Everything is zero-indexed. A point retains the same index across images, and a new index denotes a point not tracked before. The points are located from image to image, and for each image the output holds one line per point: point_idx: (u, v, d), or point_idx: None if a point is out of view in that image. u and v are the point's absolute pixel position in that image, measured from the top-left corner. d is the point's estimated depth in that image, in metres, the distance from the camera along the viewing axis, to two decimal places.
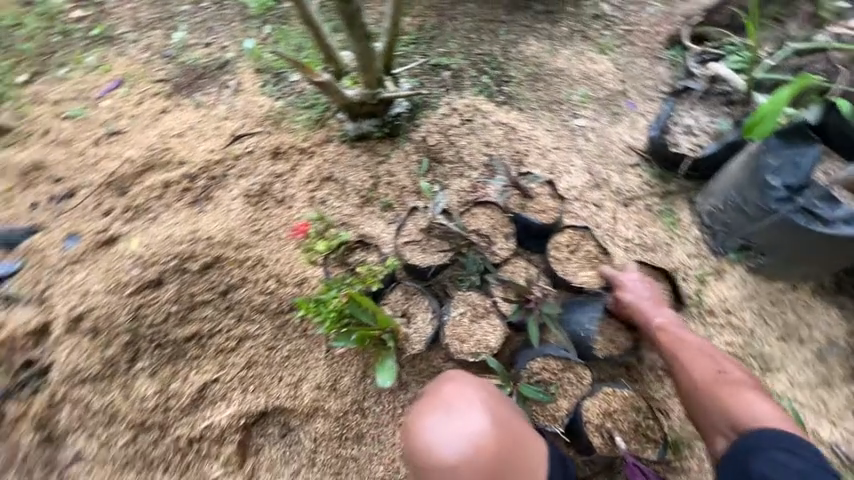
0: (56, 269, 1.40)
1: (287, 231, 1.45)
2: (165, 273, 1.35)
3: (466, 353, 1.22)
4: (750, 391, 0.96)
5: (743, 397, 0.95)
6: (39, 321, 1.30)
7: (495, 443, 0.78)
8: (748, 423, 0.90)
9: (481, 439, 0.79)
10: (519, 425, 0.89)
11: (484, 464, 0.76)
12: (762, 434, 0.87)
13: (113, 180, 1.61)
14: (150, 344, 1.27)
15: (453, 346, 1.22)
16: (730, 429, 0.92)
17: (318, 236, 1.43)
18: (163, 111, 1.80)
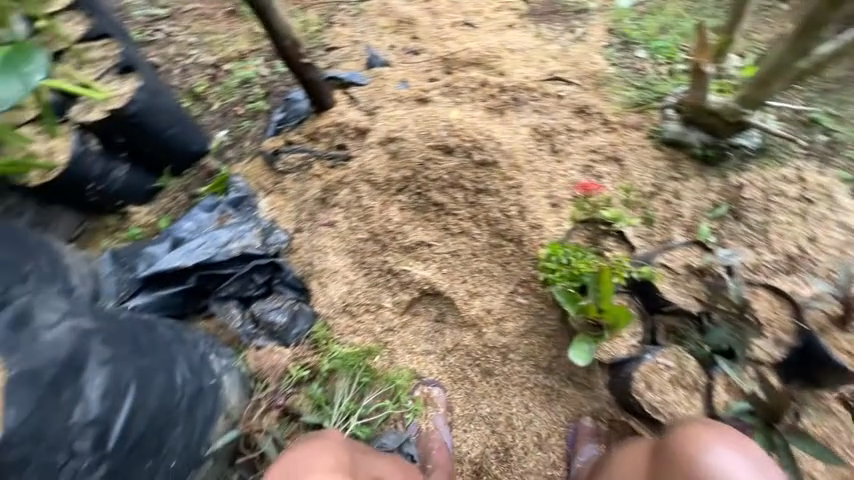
0: (387, 95, 1.73)
1: (575, 185, 1.47)
2: (459, 148, 1.46)
3: (645, 401, 1.21)
4: None
5: None
6: (365, 124, 1.60)
7: None
8: None
9: None
10: None
11: None
12: None
13: (449, 57, 1.90)
14: (417, 189, 1.44)
15: (638, 385, 1.22)
16: None
17: (580, 204, 1.42)
18: (508, 26, 2.02)
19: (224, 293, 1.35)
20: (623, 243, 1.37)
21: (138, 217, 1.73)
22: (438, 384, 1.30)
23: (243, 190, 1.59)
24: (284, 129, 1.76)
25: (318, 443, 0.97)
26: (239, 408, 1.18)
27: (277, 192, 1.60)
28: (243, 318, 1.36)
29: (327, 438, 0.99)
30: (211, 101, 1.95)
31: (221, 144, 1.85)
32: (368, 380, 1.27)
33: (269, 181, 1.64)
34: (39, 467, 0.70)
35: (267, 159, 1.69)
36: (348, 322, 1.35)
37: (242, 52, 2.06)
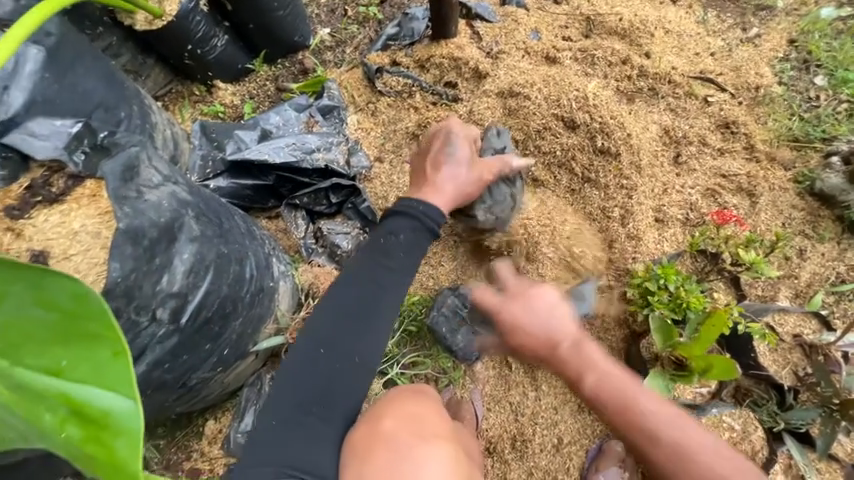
0: (515, 42, 1.53)
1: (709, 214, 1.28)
2: (584, 127, 1.31)
3: None
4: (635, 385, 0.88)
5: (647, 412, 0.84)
6: (485, 68, 1.44)
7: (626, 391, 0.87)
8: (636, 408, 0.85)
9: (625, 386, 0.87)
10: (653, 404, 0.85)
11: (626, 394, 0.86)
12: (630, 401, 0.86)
13: (593, 16, 1.64)
14: (521, 156, 1.32)
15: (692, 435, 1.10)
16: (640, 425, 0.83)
17: (707, 233, 1.24)
18: (671, 0, 1.71)
19: (296, 201, 1.28)
20: (733, 288, 1.21)
21: (222, 94, 1.65)
22: (480, 360, 1.26)
23: (335, 98, 1.47)
24: (392, 46, 1.60)
25: (417, 402, 0.90)
26: (287, 316, 1.16)
27: (368, 112, 1.49)
28: (307, 231, 1.30)
29: (425, 402, 0.92)
30: None
31: (321, 43, 1.71)
32: (413, 330, 1.24)
33: (363, 98, 1.51)
34: (125, 321, 0.73)
35: (367, 74, 1.53)
36: None
37: None
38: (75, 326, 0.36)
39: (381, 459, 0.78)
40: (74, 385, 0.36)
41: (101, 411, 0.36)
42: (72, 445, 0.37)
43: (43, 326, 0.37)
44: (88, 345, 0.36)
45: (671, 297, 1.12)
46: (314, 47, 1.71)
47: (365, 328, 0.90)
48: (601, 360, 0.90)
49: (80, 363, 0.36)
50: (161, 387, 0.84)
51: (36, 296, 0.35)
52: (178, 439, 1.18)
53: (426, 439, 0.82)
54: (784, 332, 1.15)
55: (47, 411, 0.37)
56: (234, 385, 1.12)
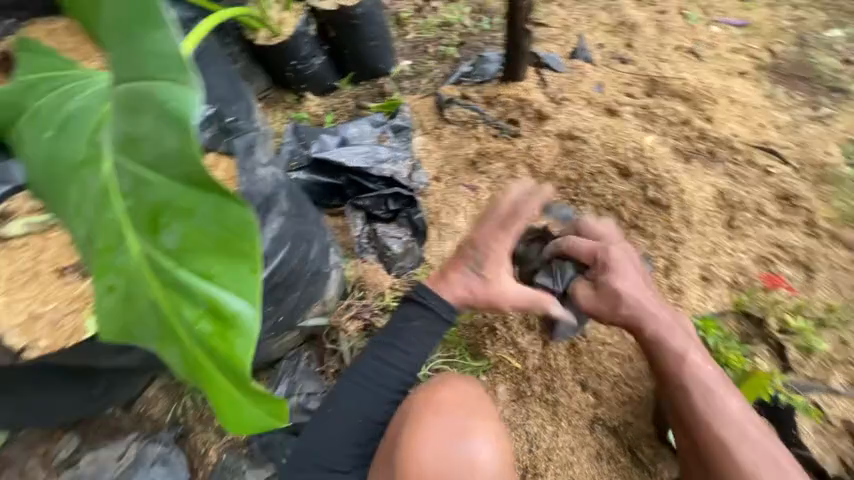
0: (579, 92, 1.64)
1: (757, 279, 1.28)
2: (637, 176, 1.37)
3: None
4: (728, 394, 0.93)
5: (733, 427, 0.89)
6: (548, 111, 1.56)
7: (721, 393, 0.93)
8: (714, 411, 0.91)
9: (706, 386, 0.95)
10: (728, 420, 0.90)
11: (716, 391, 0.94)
12: (717, 402, 0.92)
13: (657, 79, 1.73)
14: (572, 193, 1.38)
15: None
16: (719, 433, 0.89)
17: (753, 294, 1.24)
18: (739, 73, 1.77)
19: (360, 202, 1.42)
20: (776, 359, 1.18)
21: (309, 105, 1.85)
22: (502, 383, 1.26)
23: (407, 120, 1.64)
24: (464, 82, 1.77)
25: (469, 385, 1.04)
26: (334, 302, 1.27)
27: (433, 136, 1.63)
28: (363, 231, 1.42)
29: (476, 385, 1.05)
30: (410, 30, 2.02)
31: (401, 72, 1.92)
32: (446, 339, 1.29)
33: (431, 123, 1.67)
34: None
35: (438, 103, 1.70)
36: None
37: None
38: (232, 243, 0.48)
39: (438, 424, 0.94)
40: (219, 289, 0.49)
41: (234, 311, 0.49)
42: (209, 332, 0.50)
43: (211, 239, 0.49)
44: (237, 259, 0.49)
45: (709, 351, 1.15)
46: (394, 75, 1.92)
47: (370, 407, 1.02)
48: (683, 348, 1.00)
49: (227, 274, 0.49)
50: None
51: (217, 216, 0.47)
52: None
53: (478, 419, 0.97)
54: (831, 414, 1.10)
55: (192, 305, 0.50)
56: (276, 356, 1.21)
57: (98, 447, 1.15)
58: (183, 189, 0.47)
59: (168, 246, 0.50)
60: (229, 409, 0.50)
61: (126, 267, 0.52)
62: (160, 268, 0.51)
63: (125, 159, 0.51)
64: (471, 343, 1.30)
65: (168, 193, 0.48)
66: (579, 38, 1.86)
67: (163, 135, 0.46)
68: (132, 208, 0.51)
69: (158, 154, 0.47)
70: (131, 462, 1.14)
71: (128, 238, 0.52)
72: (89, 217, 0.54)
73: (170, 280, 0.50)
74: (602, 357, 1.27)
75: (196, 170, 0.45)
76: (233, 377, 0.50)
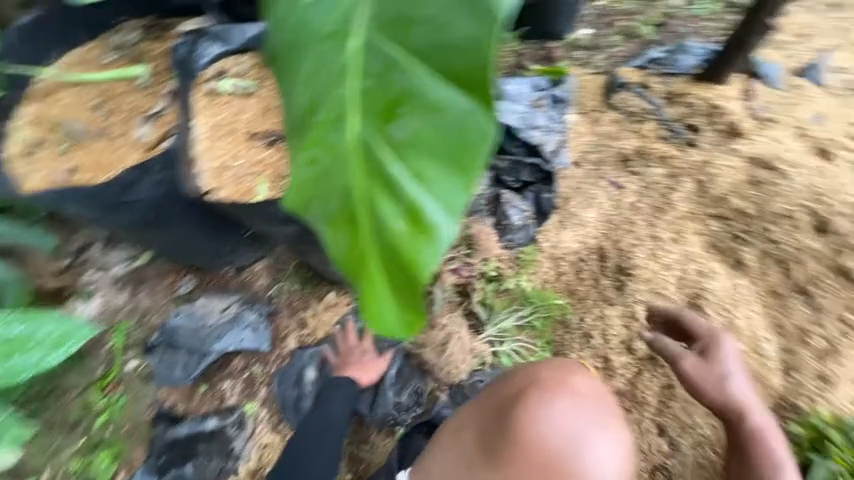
0: (792, 118, 1.35)
1: None
2: (836, 237, 1.11)
3: None
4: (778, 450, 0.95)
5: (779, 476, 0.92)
6: (745, 128, 1.31)
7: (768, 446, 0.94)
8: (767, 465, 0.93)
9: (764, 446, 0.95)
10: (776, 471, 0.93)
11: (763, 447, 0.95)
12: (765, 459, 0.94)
13: None
14: (738, 230, 1.17)
15: None
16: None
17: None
18: None
19: (494, 163, 1.35)
20: None
21: None
22: None
23: (567, 93, 1.50)
24: (649, 68, 1.53)
25: (547, 363, 0.88)
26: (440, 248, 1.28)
27: (589, 118, 1.48)
28: (486, 191, 1.37)
29: (559, 361, 0.89)
30: None
31: (575, 41, 1.75)
32: (535, 326, 1.24)
33: (592, 104, 1.51)
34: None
35: (610, 83, 1.52)
36: (549, 271, 1.29)
37: None
38: (460, 154, 0.48)
39: (560, 405, 0.77)
40: (423, 192, 0.49)
41: (430, 222, 0.50)
42: (399, 229, 0.51)
43: (439, 143, 0.49)
44: (455, 172, 0.49)
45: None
46: (567, 42, 1.76)
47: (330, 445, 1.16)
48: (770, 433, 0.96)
49: (440, 182, 0.49)
50: None
51: (461, 124, 0.47)
52: (305, 293, 1.37)
53: (561, 390, 0.80)
54: None
55: (391, 197, 0.51)
56: None
57: (210, 295, 1.34)
58: (447, 86, 0.47)
59: (394, 135, 0.50)
60: (373, 305, 0.53)
61: (342, 141, 0.54)
62: (376, 152, 0.51)
63: (386, 37, 0.51)
64: (556, 340, 1.23)
65: (426, 84, 0.48)
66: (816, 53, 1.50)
67: (453, 23, 0.47)
68: (371, 86, 0.52)
69: (434, 42, 0.48)
70: (231, 317, 1.31)
71: (354, 113, 0.53)
72: (322, 83, 0.56)
73: (381, 167, 0.51)
74: (696, 412, 1.12)
75: (467, 73, 0.47)
76: (396, 277, 0.52)
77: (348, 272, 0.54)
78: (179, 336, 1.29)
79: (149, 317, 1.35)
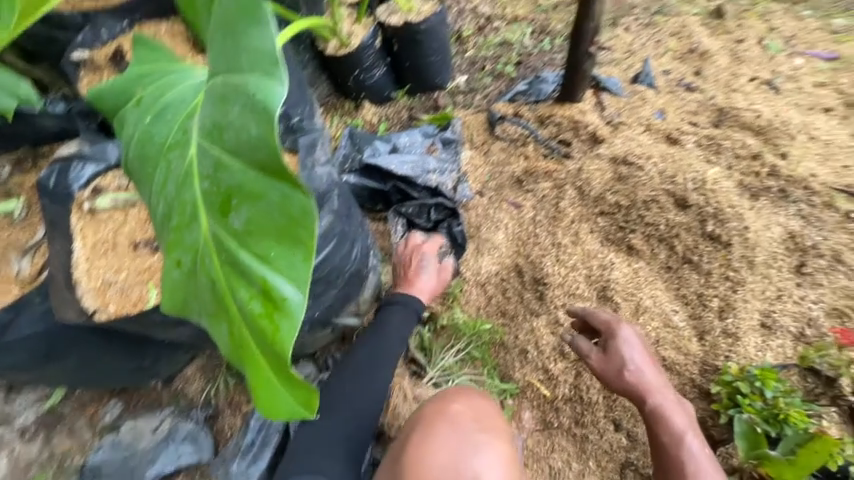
0: (639, 118, 1.59)
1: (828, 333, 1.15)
2: (697, 208, 1.27)
3: None
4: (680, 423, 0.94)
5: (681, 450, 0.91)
6: (604, 134, 1.52)
7: (669, 422, 0.95)
8: (668, 439, 0.93)
9: (665, 421, 0.95)
10: (679, 445, 0.92)
11: (664, 423, 0.95)
12: (667, 433, 0.94)
13: (727, 110, 1.64)
14: (621, 221, 1.31)
15: None
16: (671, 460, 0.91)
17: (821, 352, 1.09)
18: (822, 108, 1.65)
19: (402, 210, 1.46)
20: (846, 423, 1.05)
21: (365, 112, 1.94)
22: (530, 409, 1.22)
23: (457, 134, 1.65)
24: (519, 101, 1.76)
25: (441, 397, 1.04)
26: (367, 303, 1.30)
27: (481, 151, 1.64)
28: (402, 238, 1.46)
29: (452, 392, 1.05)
30: (469, 47, 2.07)
31: (456, 88, 1.96)
32: (475, 356, 1.27)
33: (481, 138, 1.67)
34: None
35: (490, 119, 1.70)
36: (479, 298, 1.34)
37: (517, 16, 2.11)
38: (291, 230, 0.51)
39: (441, 434, 0.94)
40: (272, 272, 0.52)
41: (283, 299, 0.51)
42: (259, 312, 0.52)
43: (273, 224, 0.51)
44: (292, 246, 0.51)
45: (766, 405, 0.94)
46: (449, 90, 1.96)
47: (374, 377, 1.14)
48: (681, 422, 0.94)
49: (281, 259, 0.51)
50: None
51: (282, 203, 0.50)
52: (244, 383, 1.28)
53: (448, 419, 0.97)
54: None
55: (246, 284, 0.53)
56: (308, 350, 1.26)
57: (137, 416, 1.24)
58: (258, 176, 0.51)
59: (234, 227, 0.54)
60: (265, 390, 0.52)
61: (200, 245, 0.57)
62: (224, 249, 0.54)
63: (210, 144, 0.56)
64: (500, 361, 1.26)
65: (246, 177, 0.52)
66: (645, 62, 1.80)
67: (246, 122, 0.51)
68: (207, 191, 0.56)
69: (240, 140, 0.52)
70: (164, 435, 1.20)
71: (202, 218, 0.56)
72: (172, 193, 0.60)
73: (232, 262, 0.54)
74: None
75: (271, 159, 0.49)
76: (269, 358, 0.52)
77: (238, 361, 0.55)
78: (105, 473, 1.16)
79: (71, 460, 1.21)
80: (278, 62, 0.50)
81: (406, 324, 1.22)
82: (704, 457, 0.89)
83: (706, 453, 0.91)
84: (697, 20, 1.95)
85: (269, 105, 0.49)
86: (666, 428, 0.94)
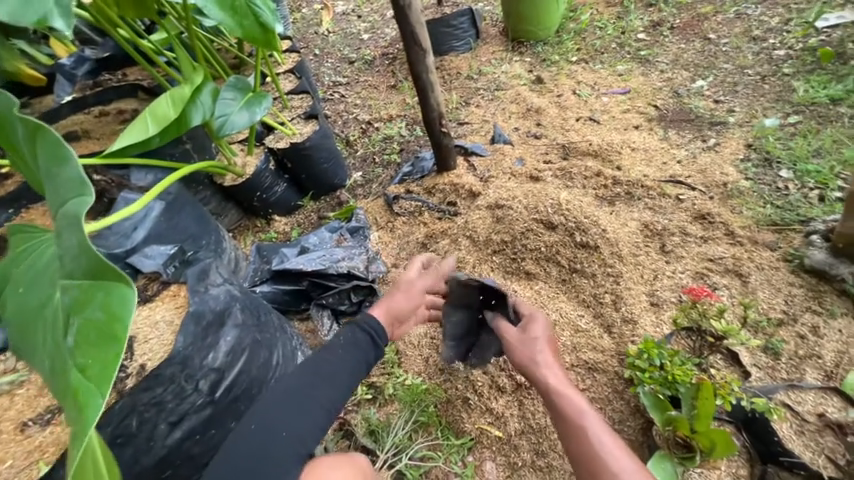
0: (503, 168, 1.91)
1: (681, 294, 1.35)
2: (563, 226, 1.52)
3: None
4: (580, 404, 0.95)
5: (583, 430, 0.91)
6: (478, 188, 1.79)
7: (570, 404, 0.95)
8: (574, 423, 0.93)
9: (569, 405, 0.95)
10: (581, 426, 0.92)
11: (564, 407, 0.95)
12: (569, 418, 0.93)
13: (568, 146, 2.04)
14: (511, 254, 1.52)
15: None
16: (581, 444, 0.90)
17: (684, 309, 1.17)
18: (633, 127, 2.12)
19: (323, 301, 1.52)
20: (734, 365, 1.18)
21: (278, 224, 2.07)
22: (490, 459, 1.20)
23: (362, 221, 1.82)
24: (408, 180, 2.02)
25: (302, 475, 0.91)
26: None
27: (387, 230, 1.81)
28: (331, 329, 1.50)
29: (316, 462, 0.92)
30: (358, 148, 2.39)
31: (354, 182, 2.20)
32: (424, 421, 1.26)
33: (384, 219, 1.86)
34: (176, 386, 0.94)
35: (386, 201, 1.91)
36: (416, 363, 1.39)
37: (391, 116, 2.52)
38: (110, 325, 0.47)
39: None
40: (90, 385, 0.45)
41: (89, 405, 0.43)
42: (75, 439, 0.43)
43: (97, 329, 0.47)
44: (108, 343, 0.46)
45: (661, 373, 1.07)
46: (349, 185, 2.19)
47: (300, 416, 0.87)
48: (568, 395, 0.97)
49: (96, 362, 0.46)
50: (188, 459, 0.99)
51: (105, 303, 0.47)
52: None
53: None
54: (808, 412, 1.05)
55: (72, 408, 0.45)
56: None
57: None
58: (78, 281, 0.49)
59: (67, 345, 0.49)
60: None
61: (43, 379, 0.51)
62: (58, 372, 0.49)
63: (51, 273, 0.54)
64: (450, 419, 1.27)
65: (78, 290, 0.50)
66: (496, 126, 2.22)
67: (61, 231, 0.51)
68: (46, 315, 0.53)
69: (70, 258, 0.51)
70: None
71: (48, 345, 0.53)
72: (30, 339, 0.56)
73: (62, 382, 0.48)
74: None
75: (91, 261, 0.48)
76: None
77: None
78: None
79: None
80: (87, 178, 0.52)
81: (362, 348, 0.99)
82: (607, 434, 0.91)
83: (606, 432, 0.91)
84: (526, 88, 2.48)
85: (77, 216, 0.49)
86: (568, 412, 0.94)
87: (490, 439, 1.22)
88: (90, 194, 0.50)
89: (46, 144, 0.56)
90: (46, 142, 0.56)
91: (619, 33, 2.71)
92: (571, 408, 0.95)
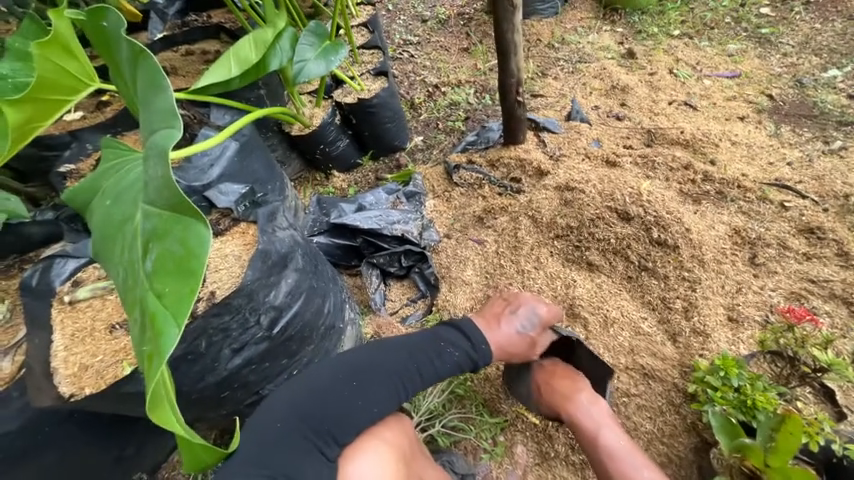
0: (577, 148, 1.76)
1: (772, 314, 1.20)
2: (639, 219, 1.39)
3: None
4: (601, 419, 1.01)
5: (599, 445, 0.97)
6: (547, 167, 1.68)
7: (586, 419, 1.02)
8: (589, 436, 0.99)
9: (585, 419, 1.02)
10: (592, 442, 0.98)
11: (580, 423, 1.02)
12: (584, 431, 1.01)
13: (654, 131, 1.82)
14: (575, 241, 1.43)
15: None
16: (600, 455, 0.96)
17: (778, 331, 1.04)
18: (737, 117, 1.84)
19: (374, 261, 1.53)
20: (826, 402, 1.04)
21: (336, 180, 2.09)
22: (522, 443, 1.18)
23: (419, 187, 1.78)
24: (471, 150, 1.92)
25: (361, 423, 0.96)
26: None
27: (444, 198, 1.75)
28: (378, 287, 1.52)
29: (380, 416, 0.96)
30: (422, 112, 2.31)
31: (415, 147, 2.16)
32: (460, 393, 1.26)
33: (442, 187, 1.80)
34: (241, 317, 0.99)
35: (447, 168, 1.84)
36: None
37: (460, 80, 2.39)
38: (184, 262, 0.54)
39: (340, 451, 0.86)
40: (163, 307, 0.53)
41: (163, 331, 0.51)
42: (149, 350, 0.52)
43: (173, 259, 0.55)
44: (184, 277, 0.54)
45: (736, 395, 0.98)
46: (409, 149, 2.15)
47: (386, 397, 0.92)
48: (589, 414, 1.02)
49: (172, 292, 0.53)
50: (244, 384, 1.06)
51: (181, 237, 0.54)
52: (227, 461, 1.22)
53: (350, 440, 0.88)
54: None
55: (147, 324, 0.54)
56: None
57: None
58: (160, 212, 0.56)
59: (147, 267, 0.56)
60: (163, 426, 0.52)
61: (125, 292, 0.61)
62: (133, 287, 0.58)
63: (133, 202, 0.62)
64: (487, 396, 1.26)
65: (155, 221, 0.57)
66: (573, 102, 2.03)
67: (151, 168, 0.58)
68: (126, 233, 0.61)
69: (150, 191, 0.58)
70: None
71: (125, 260, 0.62)
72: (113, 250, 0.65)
73: (138, 298, 0.57)
74: (629, 411, 1.12)
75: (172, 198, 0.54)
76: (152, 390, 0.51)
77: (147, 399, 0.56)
78: None
79: None
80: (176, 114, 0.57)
81: (460, 368, 1.01)
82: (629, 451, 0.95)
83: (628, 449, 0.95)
84: (614, 63, 2.23)
85: (162, 152, 0.55)
86: (582, 426, 1.01)
87: (526, 424, 1.20)
88: (176, 128, 0.57)
89: (144, 73, 0.62)
90: (144, 75, 0.62)
91: (736, 6, 2.34)
92: (587, 423, 1.01)
